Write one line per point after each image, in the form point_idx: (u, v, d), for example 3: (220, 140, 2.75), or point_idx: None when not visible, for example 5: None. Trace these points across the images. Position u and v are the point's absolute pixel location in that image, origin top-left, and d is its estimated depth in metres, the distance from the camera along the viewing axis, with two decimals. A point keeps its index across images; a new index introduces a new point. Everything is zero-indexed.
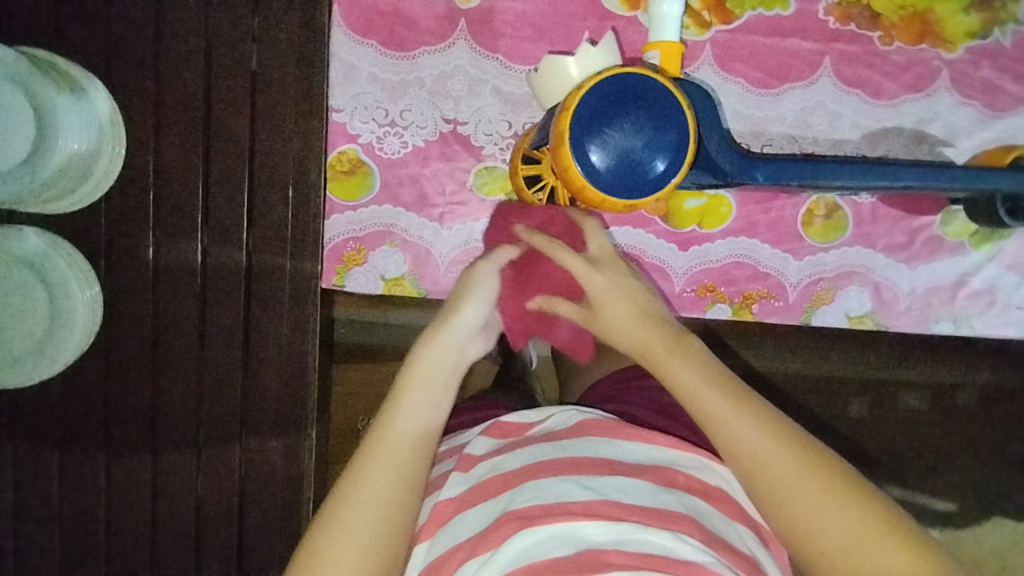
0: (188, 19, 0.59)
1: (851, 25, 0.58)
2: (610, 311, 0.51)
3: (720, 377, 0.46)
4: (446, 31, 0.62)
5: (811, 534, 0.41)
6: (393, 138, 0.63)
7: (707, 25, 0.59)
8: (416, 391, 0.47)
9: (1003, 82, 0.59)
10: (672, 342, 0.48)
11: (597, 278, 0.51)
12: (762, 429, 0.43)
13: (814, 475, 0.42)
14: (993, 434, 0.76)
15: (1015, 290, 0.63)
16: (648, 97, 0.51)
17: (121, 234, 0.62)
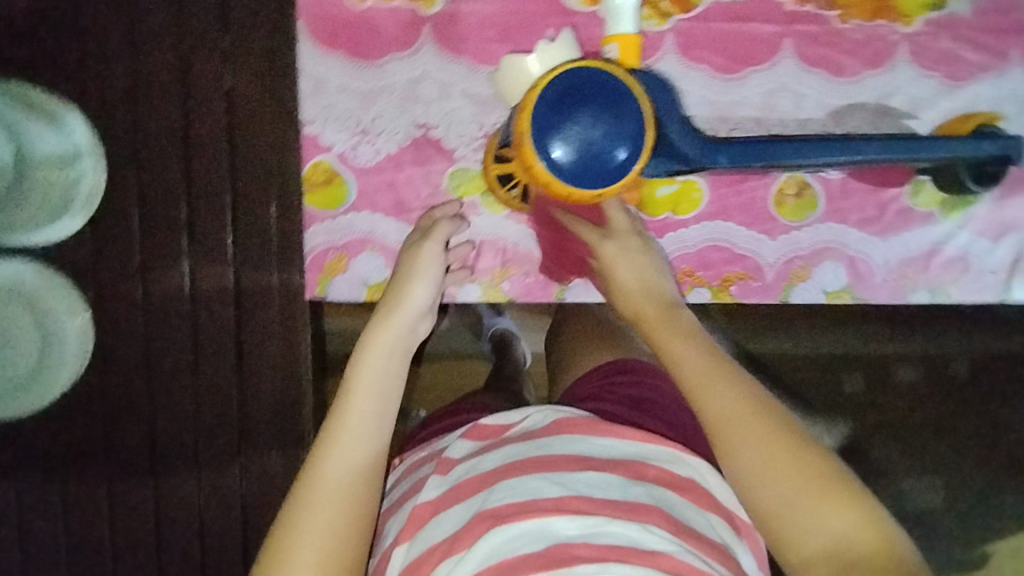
0: (162, 55, 0.63)
1: (807, 5, 0.64)
2: (619, 282, 0.54)
3: (707, 347, 0.47)
4: (411, 37, 0.63)
5: (763, 489, 0.42)
6: (367, 145, 0.64)
7: (668, 15, 0.63)
8: (372, 379, 0.49)
9: (961, 52, 0.66)
10: (667, 311, 0.51)
11: (610, 248, 0.55)
12: (733, 392, 0.44)
13: (775, 435, 0.42)
14: (956, 397, 0.86)
15: (987, 255, 0.69)
16: (605, 87, 0.48)
17: (108, 264, 0.67)
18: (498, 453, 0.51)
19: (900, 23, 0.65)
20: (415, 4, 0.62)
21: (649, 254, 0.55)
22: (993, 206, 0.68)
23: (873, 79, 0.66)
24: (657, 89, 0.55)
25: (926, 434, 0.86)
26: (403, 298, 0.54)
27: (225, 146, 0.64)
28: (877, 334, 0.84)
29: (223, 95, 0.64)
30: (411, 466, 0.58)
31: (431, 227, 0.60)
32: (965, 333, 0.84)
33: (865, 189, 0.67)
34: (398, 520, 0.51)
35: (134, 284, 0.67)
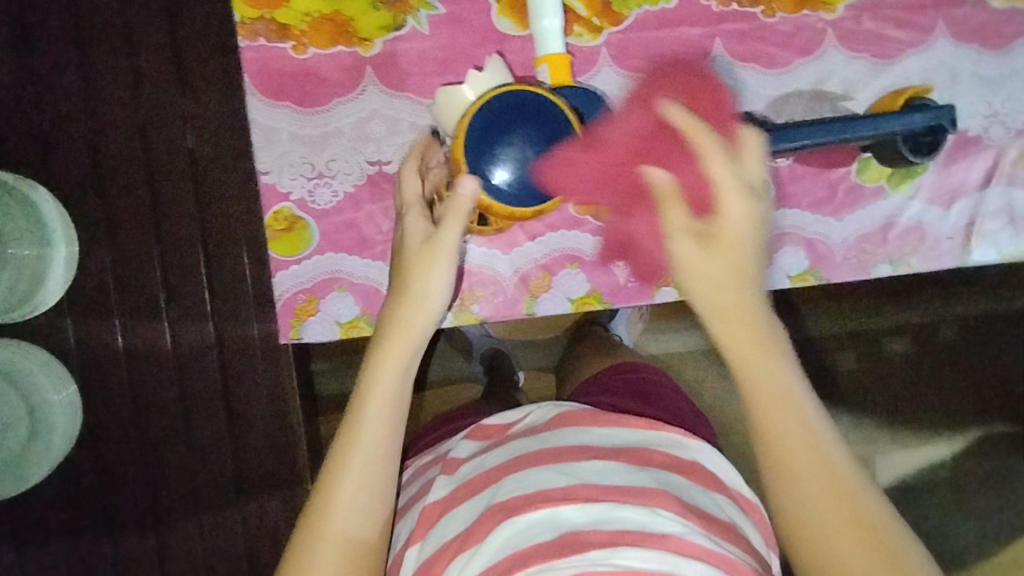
0: (127, 144, 0.73)
1: (732, 5, 0.67)
2: (723, 251, 0.48)
3: (783, 384, 0.46)
4: (354, 79, 0.64)
5: (827, 554, 0.42)
6: (324, 189, 0.65)
7: (600, 30, 0.66)
8: (379, 402, 0.51)
9: (886, 31, 0.68)
10: (750, 316, 0.48)
11: (740, 203, 0.47)
12: (808, 446, 0.44)
13: (844, 497, 0.43)
14: (945, 365, 0.88)
15: (941, 221, 0.70)
16: (531, 109, 0.52)
17: (92, 332, 0.74)
18: (502, 449, 0.55)
19: (824, 11, 0.67)
20: (355, 48, 0.64)
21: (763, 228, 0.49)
22: (939, 174, 0.70)
23: (805, 67, 0.68)
24: (583, 102, 0.56)
25: (922, 403, 0.89)
26: (408, 314, 0.54)
27: (195, 211, 0.74)
28: (867, 308, 0.86)
29: (189, 164, 0.73)
30: (418, 468, 0.63)
31: (444, 203, 0.53)
32: (934, 304, 0.86)
33: (813, 172, 0.69)
34: (408, 521, 0.56)
35: (119, 346, 0.75)
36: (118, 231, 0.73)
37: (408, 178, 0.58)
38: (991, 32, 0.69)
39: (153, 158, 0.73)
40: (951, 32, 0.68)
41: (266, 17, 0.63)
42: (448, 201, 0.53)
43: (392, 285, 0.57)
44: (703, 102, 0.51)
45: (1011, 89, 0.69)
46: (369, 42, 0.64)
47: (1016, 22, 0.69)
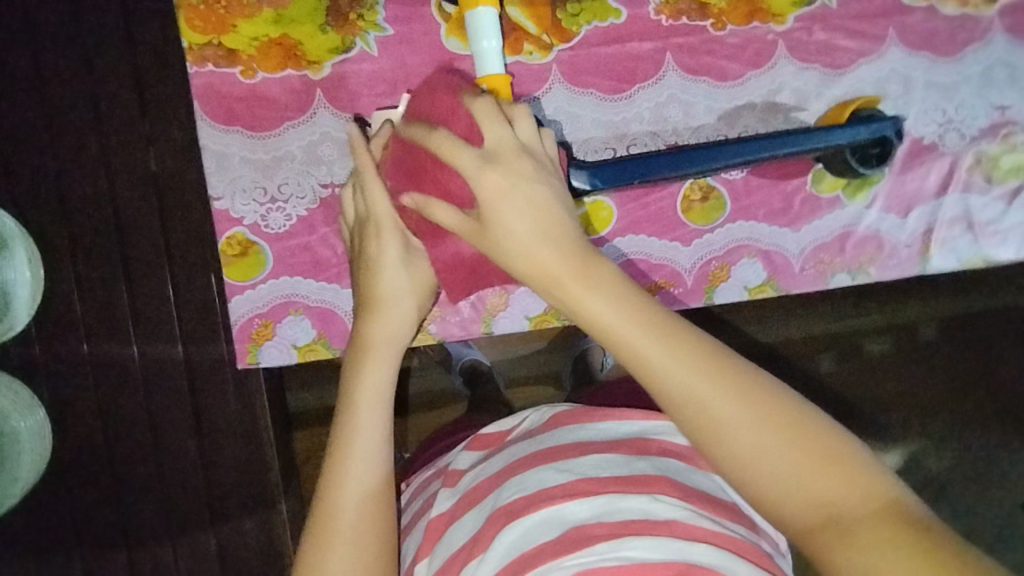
0: (93, 179, 0.77)
1: (682, 18, 0.67)
2: (506, 222, 0.47)
3: (643, 317, 0.44)
4: (305, 102, 0.64)
5: (730, 451, 0.42)
6: (277, 213, 0.65)
7: (550, 47, 0.66)
8: (370, 406, 0.53)
9: (838, 41, 0.68)
10: (577, 265, 0.46)
11: (489, 177, 0.47)
12: (682, 359, 0.43)
13: (743, 394, 0.42)
14: (927, 361, 0.95)
15: (899, 230, 0.70)
16: None
17: (67, 358, 0.79)
18: (500, 456, 0.59)
19: (774, 22, 0.67)
20: (304, 71, 0.64)
21: (543, 181, 0.49)
22: (894, 182, 0.69)
23: (757, 79, 0.68)
24: None
25: (909, 399, 0.95)
26: (382, 324, 0.56)
27: (161, 241, 0.78)
28: (846, 310, 0.93)
29: (155, 196, 0.77)
30: (421, 484, 0.67)
31: (376, 220, 0.56)
32: (913, 305, 0.93)
33: (767, 184, 0.69)
34: (416, 536, 0.59)
35: (91, 370, 0.80)
36: (97, 263, 0.78)
37: (359, 193, 0.58)
38: (943, 39, 0.69)
39: (124, 194, 0.77)
40: (902, 40, 0.68)
41: (214, 43, 0.63)
42: (377, 219, 0.56)
43: (360, 301, 0.58)
44: (437, 104, 0.52)
45: (964, 95, 0.69)
46: (318, 65, 0.64)
47: (967, 28, 0.69)
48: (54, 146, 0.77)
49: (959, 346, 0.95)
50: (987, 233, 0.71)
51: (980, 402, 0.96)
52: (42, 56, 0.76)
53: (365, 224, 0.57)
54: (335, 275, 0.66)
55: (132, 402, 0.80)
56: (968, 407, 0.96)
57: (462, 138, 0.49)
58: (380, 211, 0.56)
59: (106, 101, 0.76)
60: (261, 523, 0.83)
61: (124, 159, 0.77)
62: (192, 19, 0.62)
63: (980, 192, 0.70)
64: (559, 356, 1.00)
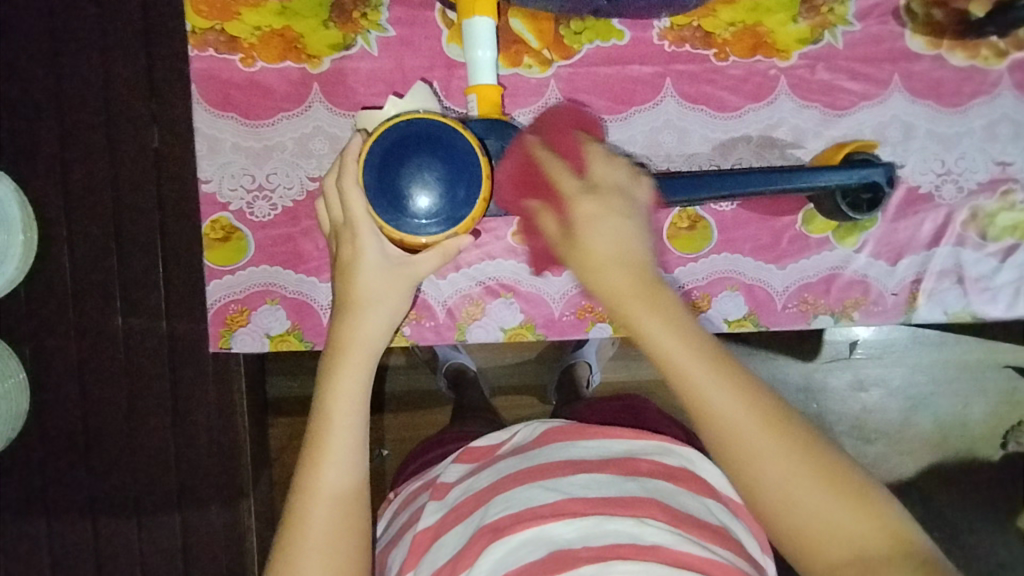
0: (96, 149, 0.78)
1: (685, 46, 0.67)
2: (589, 239, 0.48)
3: (703, 351, 0.44)
4: (301, 94, 0.65)
5: (774, 483, 0.42)
6: (263, 202, 0.65)
7: (550, 62, 0.66)
8: (344, 409, 0.53)
9: (841, 83, 0.68)
10: (643, 289, 0.46)
11: (584, 203, 0.49)
12: (724, 387, 0.43)
13: (784, 439, 0.43)
14: (908, 407, 0.97)
15: (887, 277, 0.69)
16: (428, 135, 0.50)
17: (51, 323, 0.80)
18: (488, 471, 0.60)
19: (778, 58, 0.67)
20: (303, 64, 0.65)
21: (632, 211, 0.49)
22: (886, 229, 0.69)
23: (755, 112, 0.67)
24: (495, 134, 0.57)
25: (884, 448, 0.97)
26: (359, 330, 0.56)
27: (157, 216, 0.78)
28: (832, 353, 0.95)
29: (156, 173, 0.78)
30: (408, 498, 0.67)
31: (352, 223, 0.53)
32: (898, 353, 0.96)
33: (756, 218, 0.68)
34: (401, 550, 0.59)
35: (72, 338, 0.80)
36: (91, 233, 0.79)
37: (335, 198, 0.55)
38: (949, 89, 0.68)
39: (125, 167, 0.78)
40: (906, 87, 0.68)
41: (217, 29, 0.64)
42: (353, 223, 0.54)
43: (337, 304, 0.57)
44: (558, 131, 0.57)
45: (965, 148, 0.69)
46: (317, 59, 0.65)
47: (974, 81, 0.68)
48: (62, 114, 0.78)
49: (945, 394, 0.96)
50: (978, 289, 0.69)
51: (948, 455, 0.97)
52: (59, 25, 0.77)
53: (335, 228, 0.56)
54: (316, 269, 0.66)
55: (110, 376, 0.81)
56: (937, 459, 0.97)
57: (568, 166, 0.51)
58: (356, 212, 0.53)
59: (116, 75, 0.77)
60: (226, 513, 0.83)
61: (129, 132, 0.77)
62: (198, 4, 0.63)
63: (974, 247, 0.69)
64: (548, 368, 0.99)
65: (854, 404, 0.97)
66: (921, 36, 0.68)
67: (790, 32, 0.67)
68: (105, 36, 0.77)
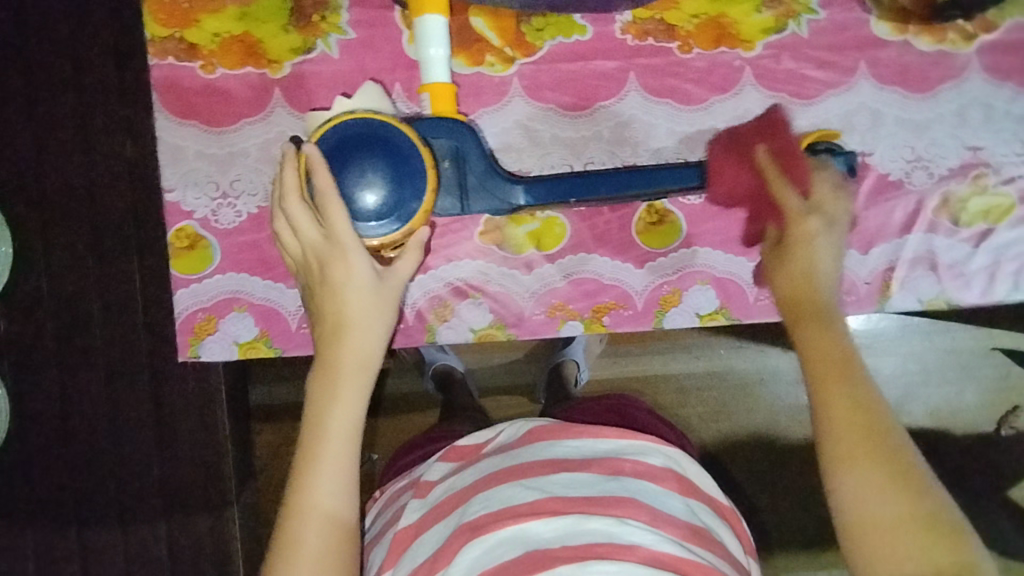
0: (69, 161, 0.78)
1: (648, 39, 0.66)
2: (800, 254, 0.58)
3: (845, 359, 0.51)
4: (262, 100, 0.65)
5: (863, 488, 0.44)
6: (228, 209, 0.65)
7: (512, 60, 0.66)
8: (340, 432, 0.51)
9: (807, 72, 0.67)
10: (815, 305, 0.56)
11: (806, 224, 0.58)
12: (850, 392, 0.48)
13: (878, 458, 0.45)
14: (896, 396, 0.96)
15: (859, 265, 0.69)
16: (365, 135, 0.54)
17: (25, 336, 0.79)
18: (473, 469, 0.59)
19: (742, 49, 0.66)
20: (264, 69, 0.64)
21: (828, 236, 0.58)
22: (856, 218, 0.68)
23: (721, 104, 0.67)
24: (437, 132, 0.57)
25: None
26: (354, 348, 0.54)
27: (133, 226, 0.78)
28: None
29: (130, 183, 0.77)
30: (393, 494, 0.66)
31: (339, 243, 0.53)
32: (883, 341, 0.95)
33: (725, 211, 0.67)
34: (382, 548, 0.59)
35: (49, 351, 0.80)
36: (67, 246, 0.79)
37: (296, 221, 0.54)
38: (916, 75, 0.68)
39: (99, 178, 0.78)
40: (873, 74, 0.67)
41: (176, 36, 0.64)
42: (339, 244, 0.53)
43: (322, 324, 0.55)
44: (773, 137, 0.63)
45: (936, 133, 0.68)
46: (278, 64, 0.64)
47: (942, 66, 0.67)
48: (30, 126, 0.77)
49: (931, 382, 0.95)
50: (951, 276, 0.69)
51: (939, 442, 0.96)
52: (26, 38, 0.77)
53: (309, 248, 0.54)
54: (283, 275, 0.66)
55: (89, 387, 0.80)
56: (929, 448, 0.96)
57: (796, 185, 0.59)
58: (342, 233, 0.53)
59: (89, 88, 0.77)
60: (213, 521, 0.83)
61: (103, 144, 0.77)
62: (157, 12, 0.63)
63: (946, 233, 0.68)
64: (537, 367, 0.99)
65: None
66: (886, 22, 0.67)
67: (754, 22, 0.66)
68: (74, 49, 0.77)
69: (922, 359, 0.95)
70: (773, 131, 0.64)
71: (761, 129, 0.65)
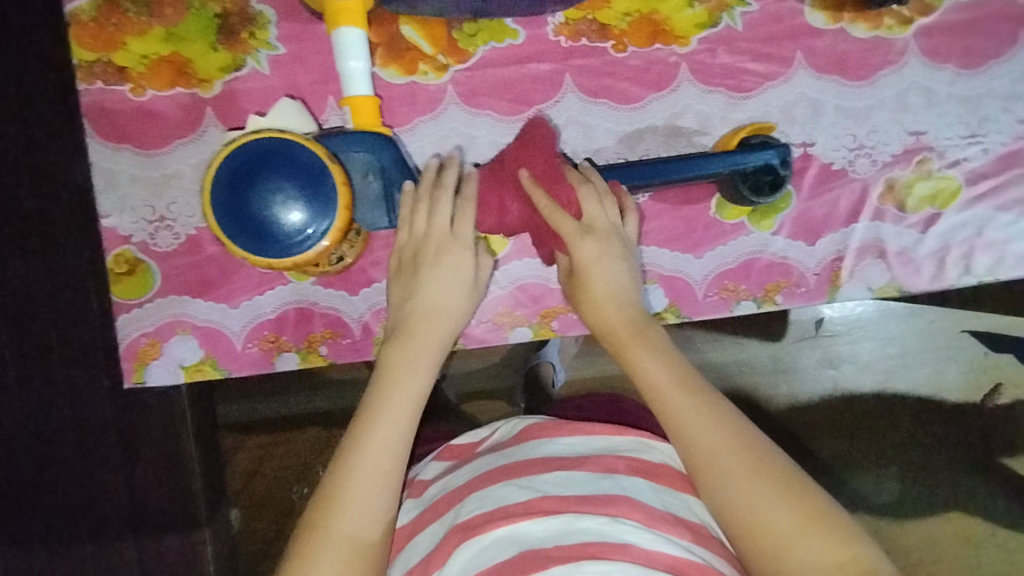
0: None
1: (581, 40, 0.66)
2: (597, 278, 0.58)
3: (675, 368, 0.52)
4: (194, 120, 0.64)
5: (725, 480, 0.46)
6: (165, 231, 0.65)
7: (446, 67, 0.65)
8: (397, 409, 0.51)
9: (744, 65, 0.67)
10: (631, 325, 0.56)
11: (585, 245, 0.57)
12: (688, 394, 0.50)
13: (734, 450, 0.47)
14: (870, 380, 0.95)
15: (806, 257, 0.68)
16: (271, 151, 0.54)
17: None
18: (466, 468, 0.57)
19: (677, 45, 0.66)
20: (194, 89, 0.64)
21: (625, 256, 0.59)
22: (801, 209, 0.68)
23: (659, 101, 0.66)
24: (350, 146, 0.57)
25: (854, 423, 0.95)
26: (433, 330, 0.56)
27: None
28: (789, 333, 0.94)
29: None
30: None
31: (454, 236, 0.58)
32: (852, 328, 0.94)
33: (669, 209, 0.67)
34: None
35: None
36: None
37: (437, 208, 0.58)
38: (854, 62, 0.67)
39: None
40: (810, 64, 0.67)
41: (103, 60, 0.63)
42: (455, 238, 0.58)
43: (407, 306, 0.58)
44: (517, 163, 0.59)
45: (877, 120, 0.68)
46: (208, 83, 0.64)
47: (880, 52, 0.67)
48: None
49: (903, 365, 0.95)
50: (901, 263, 0.68)
51: (918, 422, 0.95)
52: None
53: (427, 234, 0.58)
54: (224, 295, 0.65)
55: None
56: (912, 429, 0.95)
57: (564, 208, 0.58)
58: (462, 230, 0.58)
59: None
60: None
61: None
62: (82, 37, 0.62)
63: (893, 220, 0.68)
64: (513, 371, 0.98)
65: (814, 384, 0.95)
66: (821, 11, 0.67)
67: (687, 17, 0.66)
68: None
69: (893, 342, 0.94)
70: (519, 154, 0.59)
71: (510, 152, 0.60)
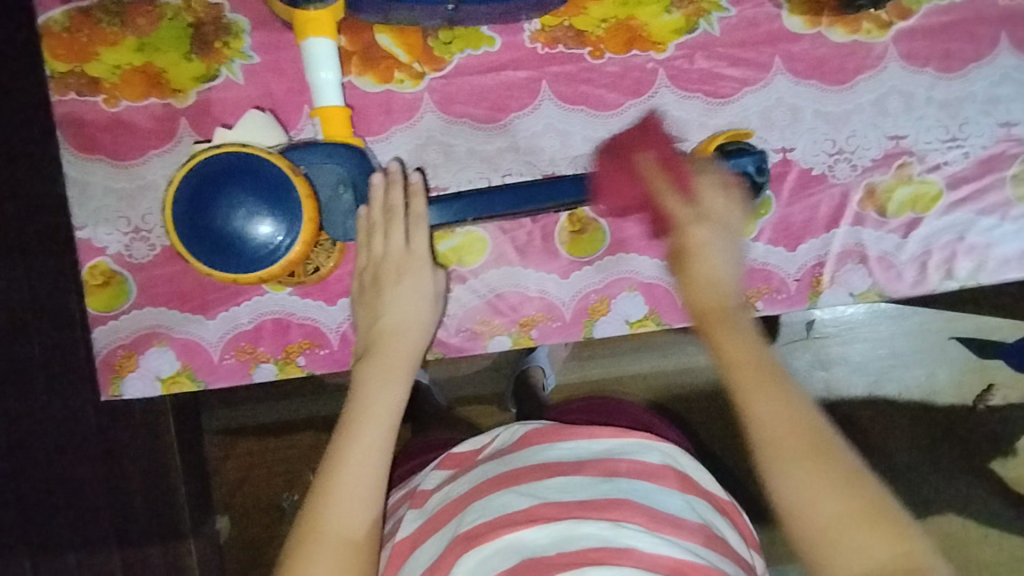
0: None
1: (558, 46, 0.65)
2: (700, 263, 0.51)
3: (759, 361, 0.45)
4: (169, 129, 0.64)
5: (805, 495, 0.41)
6: (141, 243, 0.64)
7: (422, 75, 0.65)
8: (374, 417, 0.51)
9: (722, 70, 0.66)
10: (721, 308, 0.49)
11: (700, 232, 0.52)
12: (777, 395, 0.43)
13: (823, 463, 0.41)
14: (858, 382, 0.95)
15: (788, 262, 0.68)
16: (228, 168, 0.54)
17: None
18: (467, 476, 0.56)
19: (654, 51, 0.66)
20: (168, 99, 0.63)
21: (720, 236, 0.52)
22: (781, 215, 0.67)
23: (636, 108, 0.66)
24: (315, 159, 0.58)
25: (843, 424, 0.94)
26: (404, 342, 0.56)
27: None
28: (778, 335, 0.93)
29: None
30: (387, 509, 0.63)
31: (413, 255, 0.58)
32: (840, 330, 0.94)
33: None
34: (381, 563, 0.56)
35: None
36: None
37: (393, 229, 0.58)
38: (833, 66, 0.67)
39: None
40: (789, 69, 0.66)
41: (76, 71, 0.63)
42: (414, 256, 0.59)
43: (375, 323, 0.58)
44: (633, 154, 0.59)
45: (856, 124, 0.67)
46: (182, 93, 0.63)
47: (858, 56, 0.67)
48: None
49: (892, 366, 0.94)
50: (883, 268, 0.68)
51: (910, 422, 0.94)
52: None
53: (387, 252, 0.58)
54: (200, 306, 0.65)
55: None
56: (903, 429, 0.94)
57: (680, 191, 0.54)
58: (418, 246, 0.59)
59: None
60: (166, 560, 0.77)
61: None
62: (54, 48, 0.62)
63: (874, 225, 0.68)
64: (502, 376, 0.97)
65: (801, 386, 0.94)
66: (798, 15, 0.66)
67: (664, 23, 0.65)
68: None
69: (881, 343, 0.94)
70: (634, 148, 0.60)
71: (627, 146, 0.61)
